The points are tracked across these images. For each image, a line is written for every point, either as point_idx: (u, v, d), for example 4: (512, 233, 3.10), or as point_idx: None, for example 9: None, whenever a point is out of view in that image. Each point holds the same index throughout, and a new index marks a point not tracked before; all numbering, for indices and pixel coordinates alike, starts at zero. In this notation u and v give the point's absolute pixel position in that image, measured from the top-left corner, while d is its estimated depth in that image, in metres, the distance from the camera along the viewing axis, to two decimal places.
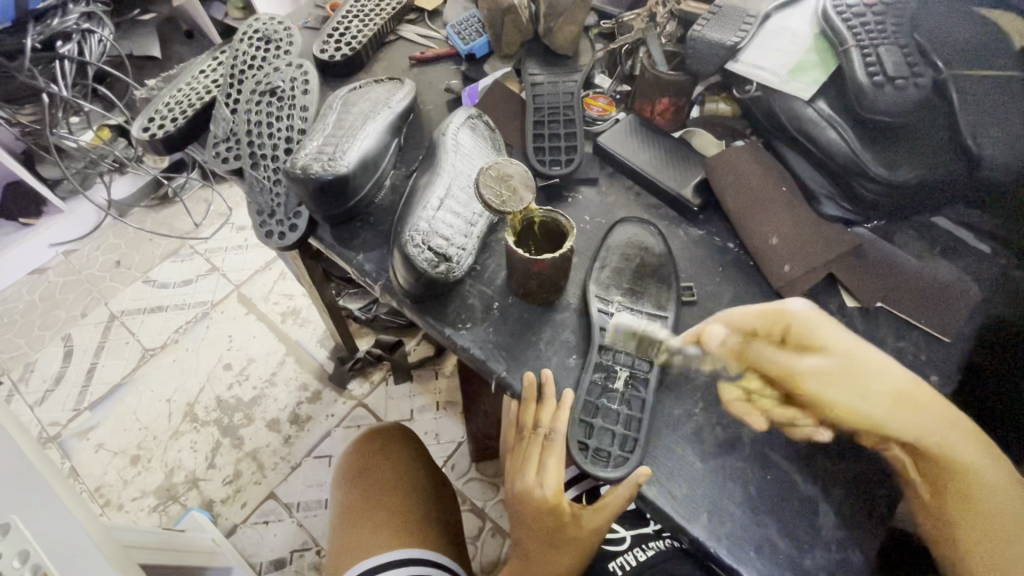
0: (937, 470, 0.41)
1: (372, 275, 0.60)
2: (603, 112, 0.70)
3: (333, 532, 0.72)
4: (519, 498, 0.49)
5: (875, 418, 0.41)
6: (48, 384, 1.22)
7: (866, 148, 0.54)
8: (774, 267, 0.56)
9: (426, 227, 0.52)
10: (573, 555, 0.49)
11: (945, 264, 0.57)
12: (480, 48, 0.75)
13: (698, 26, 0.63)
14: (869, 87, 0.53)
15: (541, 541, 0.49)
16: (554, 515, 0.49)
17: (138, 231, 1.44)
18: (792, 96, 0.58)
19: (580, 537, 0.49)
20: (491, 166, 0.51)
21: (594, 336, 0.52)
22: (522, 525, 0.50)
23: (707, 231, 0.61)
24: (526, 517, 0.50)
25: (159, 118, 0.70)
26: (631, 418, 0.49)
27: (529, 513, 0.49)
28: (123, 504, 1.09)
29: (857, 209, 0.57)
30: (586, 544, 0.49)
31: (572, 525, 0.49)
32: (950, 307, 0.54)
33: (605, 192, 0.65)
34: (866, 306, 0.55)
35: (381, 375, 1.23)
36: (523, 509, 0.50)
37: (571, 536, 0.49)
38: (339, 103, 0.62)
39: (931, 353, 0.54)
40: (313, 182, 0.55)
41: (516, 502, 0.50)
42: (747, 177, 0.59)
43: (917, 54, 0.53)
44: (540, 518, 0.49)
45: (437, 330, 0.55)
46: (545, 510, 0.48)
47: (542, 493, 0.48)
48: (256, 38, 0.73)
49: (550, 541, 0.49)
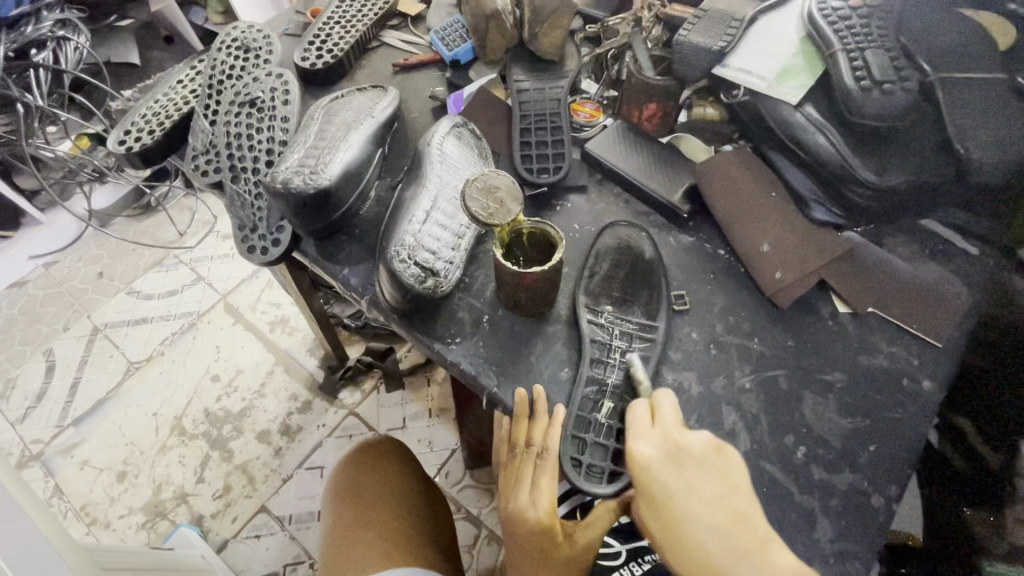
0: None
1: (359, 290, 0.59)
2: (590, 118, 0.69)
3: (326, 552, 0.71)
4: (512, 518, 0.48)
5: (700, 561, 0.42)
6: (30, 401, 1.19)
7: (855, 153, 0.53)
8: (766, 275, 0.55)
9: (413, 241, 0.51)
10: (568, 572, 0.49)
11: (935, 267, 0.57)
12: (466, 53, 0.74)
13: (684, 31, 0.62)
14: (856, 91, 0.52)
15: (536, 560, 0.48)
16: (548, 535, 0.47)
17: (120, 241, 1.41)
18: (780, 100, 0.57)
19: (572, 552, 0.48)
20: (480, 178, 0.50)
21: (586, 349, 0.52)
22: (515, 545, 0.49)
23: (698, 237, 0.60)
24: (519, 537, 0.49)
25: (136, 130, 0.68)
26: (624, 432, 0.48)
27: (523, 534, 0.48)
28: (110, 522, 1.07)
29: (847, 214, 0.56)
30: (578, 561, 0.49)
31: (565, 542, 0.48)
32: (944, 312, 0.54)
33: (594, 199, 0.64)
34: (858, 312, 0.55)
35: (372, 384, 1.21)
36: (516, 530, 0.49)
37: (565, 553, 0.48)
38: (321, 113, 0.61)
39: (924, 359, 0.53)
40: (296, 196, 0.53)
41: (509, 523, 0.49)
42: (737, 182, 0.58)
43: (903, 57, 0.53)
44: (533, 538, 0.48)
45: (426, 345, 0.54)
46: (538, 531, 0.47)
47: (535, 513, 0.47)
48: (235, 46, 0.71)
49: (543, 561, 0.48)
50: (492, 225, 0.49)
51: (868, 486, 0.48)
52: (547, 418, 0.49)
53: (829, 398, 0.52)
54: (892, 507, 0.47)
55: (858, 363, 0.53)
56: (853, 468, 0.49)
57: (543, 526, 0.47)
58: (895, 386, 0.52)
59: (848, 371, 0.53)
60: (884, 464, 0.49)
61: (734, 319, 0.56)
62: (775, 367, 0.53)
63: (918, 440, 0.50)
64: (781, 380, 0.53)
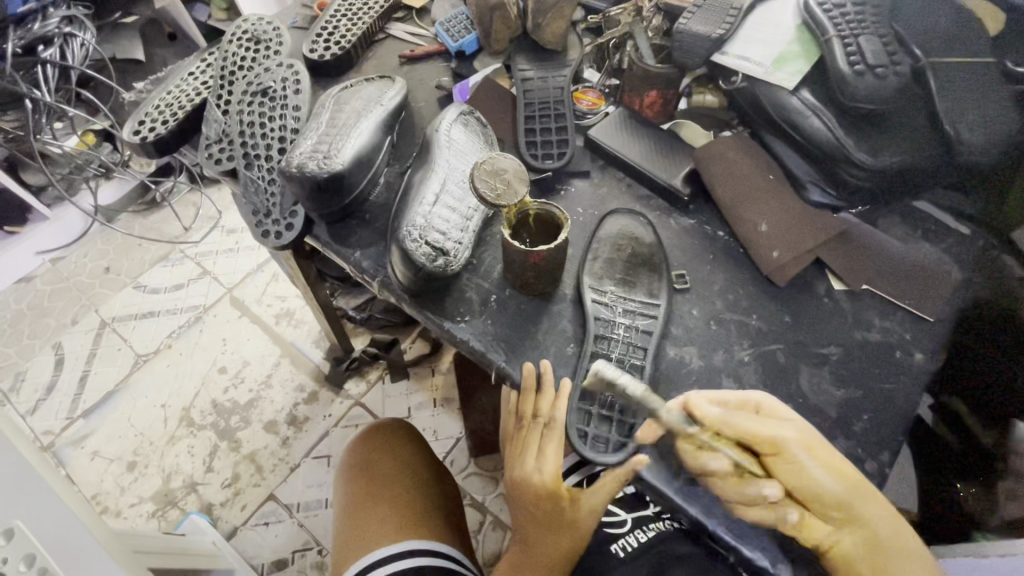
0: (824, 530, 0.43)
1: (370, 272, 0.61)
2: (593, 106, 0.71)
3: (337, 525, 0.73)
4: (517, 484, 0.51)
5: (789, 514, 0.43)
6: (40, 393, 1.21)
7: (849, 135, 0.55)
8: (763, 254, 0.57)
9: (424, 221, 0.53)
10: (571, 537, 0.51)
11: (927, 247, 0.59)
12: (470, 44, 0.75)
13: (683, 20, 0.64)
14: (850, 75, 0.54)
15: (539, 526, 0.51)
16: (552, 500, 0.50)
17: (127, 236, 1.43)
18: (777, 85, 0.59)
19: (573, 517, 0.51)
20: (484, 162, 0.52)
21: (590, 325, 0.54)
22: (520, 510, 0.51)
23: (698, 220, 0.62)
24: (524, 503, 0.51)
25: (150, 121, 0.70)
26: (628, 404, 0.50)
27: (528, 498, 0.50)
28: (121, 511, 1.09)
29: (842, 195, 0.58)
30: (579, 526, 0.51)
31: (567, 507, 0.50)
32: (936, 289, 0.56)
33: (597, 184, 0.66)
34: (852, 289, 0.57)
35: (377, 374, 1.23)
36: (521, 494, 0.51)
37: (567, 519, 0.51)
38: (331, 102, 0.63)
39: (917, 332, 0.55)
40: (309, 180, 0.55)
41: (514, 491, 0.51)
42: (735, 166, 0.60)
43: (895, 43, 0.55)
44: (537, 504, 0.50)
45: (436, 323, 0.56)
46: (543, 495, 0.50)
47: (540, 478, 0.49)
48: (245, 39, 0.73)
49: (548, 524, 0.51)
50: (500, 206, 0.50)
51: (862, 455, 0.50)
52: (553, 391, 0.51)
53: (824, 372, 0.54)
54: (884, 474, 0.49)
55: (853, 339, 0.55)
56: (847, 438, 0.51)
57: (546, 491, 0.50)
58: (888, 360, 0.54)
59: (842, 346, 0.55)
60: (877, 434, 0.51)
61: (733, 297, 0.58)
62: (772, 342, 0.55)
63: (910, 412, 0.52)
64: (778, 355, 0.55)
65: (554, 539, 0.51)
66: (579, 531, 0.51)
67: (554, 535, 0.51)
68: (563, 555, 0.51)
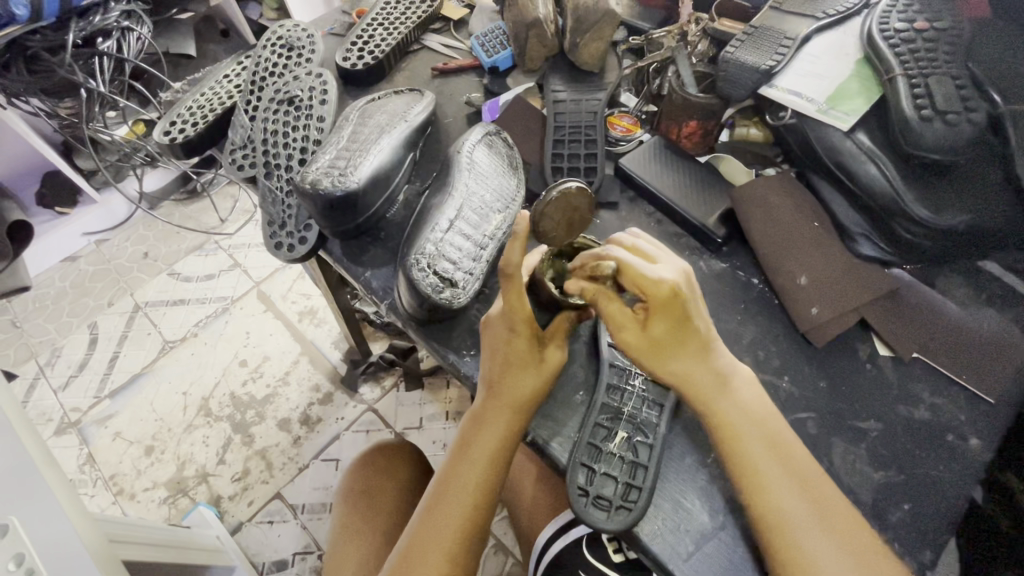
0: (785, 538, 0.40)
1: (379, 294, 0.59)
2: (627, 132, 0.67)
3: (329, 547, 0.71)
4: (500, 359, 0.48)
5: (726, 414, 0.44)
6: (72, 370, 1.25)
7: (909, 187, 0.50)
8: (801, 309, 0.53)
9: (434, 250, 0.51)
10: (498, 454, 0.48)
11: (991, 313, 0.52)
12: (504, 61, 0.73)
13: (731, 48, 0.59)
14: (914, 120, 0.49)
15: (488, 416, 0.48)
16: (493, 418, 0.48)
17: (166, 224, 1.47)
18: (830, 125, 0.55)
19: (497, 449, 0.47)
20: (563, 195, 0.46)
21: (604, 371, 0.50)
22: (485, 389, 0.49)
23: (730, 263, 0.58)
24: (493, 381, 0.48)
25: (181, 122, 0.70)
26: (636, 465, 0.46)
27: (498, 375, 0.48)
28: (136, 494, 1.10)
29: (895, 251, 0.53)
30: (496, 467, 0.48)
31: (495, 433, 0.47)
32: (997, 364, 0.50)
33: (624, 217, 0.62)
34: (900, 356, 0.51)
35: (392, 381, 1.21)
36: (494, 372, 0.49)
37: (490, 446, 0.47)
38: (355, 115, 0.61)
39: (970, 412, 0.49)
40: (323, 197, 0.54)
41: (491, 367, 0.49)
42: (777, 210, 0.55)
43: (970, 86, 0.47)
44: (477, 411, 0.49)
45: (439, 354, 0.54)
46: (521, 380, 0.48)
47: (531, 369, 0.48)
48: (279, 45, 0.73)
49: (497, 418, 0.47)
50: (556, 242, 0.49)
51: (899, 550, 0.44)
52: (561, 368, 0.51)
53: (861, 449, 0.48)
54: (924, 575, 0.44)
55: (896, 414, 0.50)
56: (883, 528, 0.45)
57: (493, 403, 0.48)
58: (937, 443, 0.48)
59: (885, 422, 0.49)
60: (922, 529, 0.45)
61: (764, 353, 0.53)
62: (803, 410, 0.50)
63: (960, 503, 0.46)
64: (810, 425, 0.50)
65: (468, 465, 0.48)
66: (500, 471, 0.48)
67: (473, 458, 0.48)
68: (473, 488, 0.47)
